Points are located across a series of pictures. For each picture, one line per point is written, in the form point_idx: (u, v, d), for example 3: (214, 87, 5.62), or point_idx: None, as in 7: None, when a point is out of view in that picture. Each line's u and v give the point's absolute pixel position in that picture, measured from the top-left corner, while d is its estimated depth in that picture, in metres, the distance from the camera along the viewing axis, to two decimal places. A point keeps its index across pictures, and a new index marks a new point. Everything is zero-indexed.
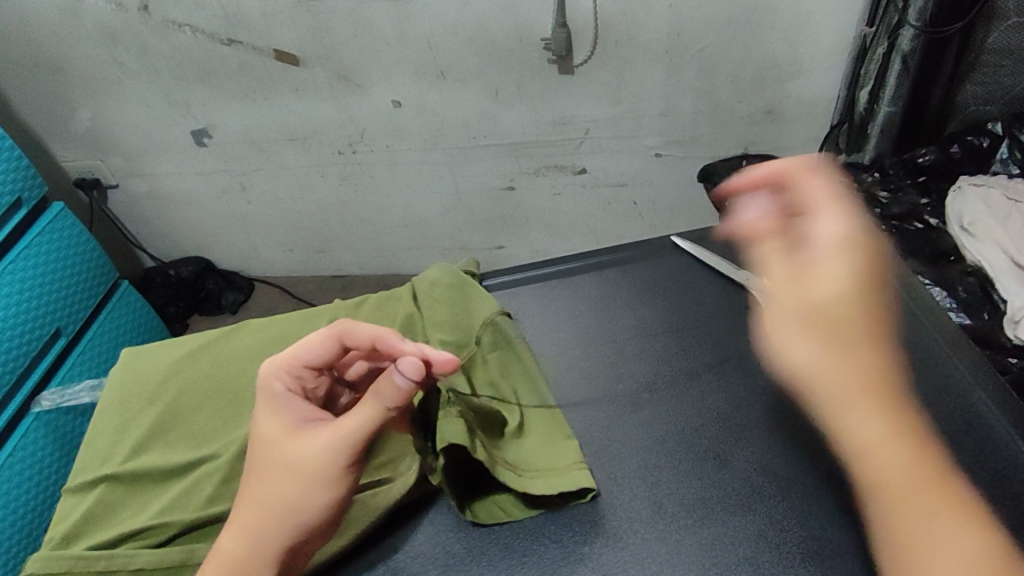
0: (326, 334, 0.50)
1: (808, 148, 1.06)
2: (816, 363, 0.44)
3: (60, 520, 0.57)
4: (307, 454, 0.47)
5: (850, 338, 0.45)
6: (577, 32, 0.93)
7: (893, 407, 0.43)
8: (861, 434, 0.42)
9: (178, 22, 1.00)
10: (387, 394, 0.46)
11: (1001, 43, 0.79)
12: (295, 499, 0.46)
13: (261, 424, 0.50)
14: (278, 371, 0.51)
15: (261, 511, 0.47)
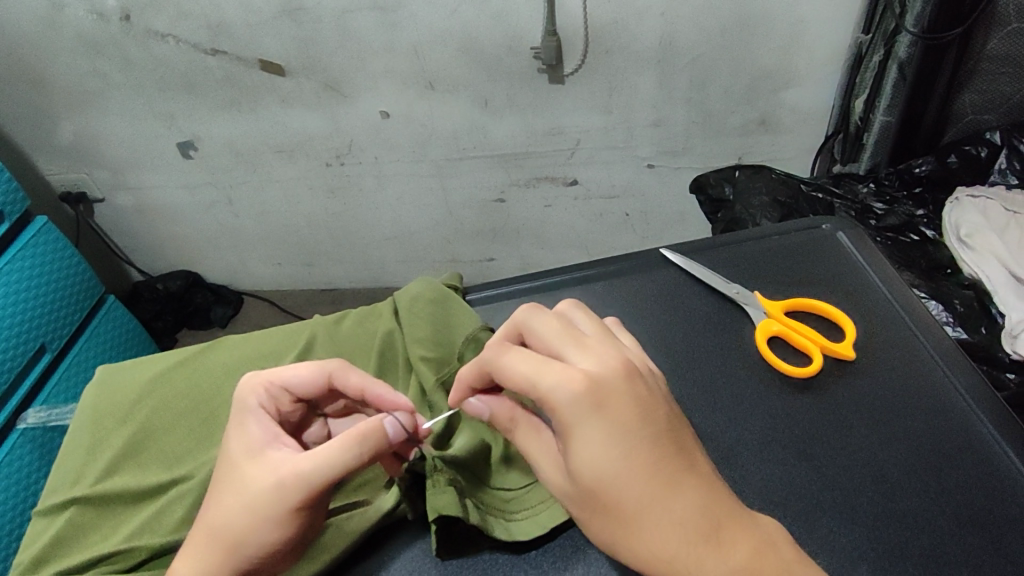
0: (316, 368, 0.49)
1: (802, 158, 1.04)
2: (643, 512, 0.38)
3: (29, 544, 0.55)
4: (263, 483, 0.45)
5: (666, 473, 0.38)
6: (567, 41, 0.91)
7: (733, 548, 0.38)
8: None
9: (162, 32, 0.98)
10: (363, 439, 0.44)
11: (1001, 50, 0.77)
12: (243, 530, 0.44)
13: (229, 441, 0.48)
14: (257, 387, 0.49)
15: (210, 536, 0.45)
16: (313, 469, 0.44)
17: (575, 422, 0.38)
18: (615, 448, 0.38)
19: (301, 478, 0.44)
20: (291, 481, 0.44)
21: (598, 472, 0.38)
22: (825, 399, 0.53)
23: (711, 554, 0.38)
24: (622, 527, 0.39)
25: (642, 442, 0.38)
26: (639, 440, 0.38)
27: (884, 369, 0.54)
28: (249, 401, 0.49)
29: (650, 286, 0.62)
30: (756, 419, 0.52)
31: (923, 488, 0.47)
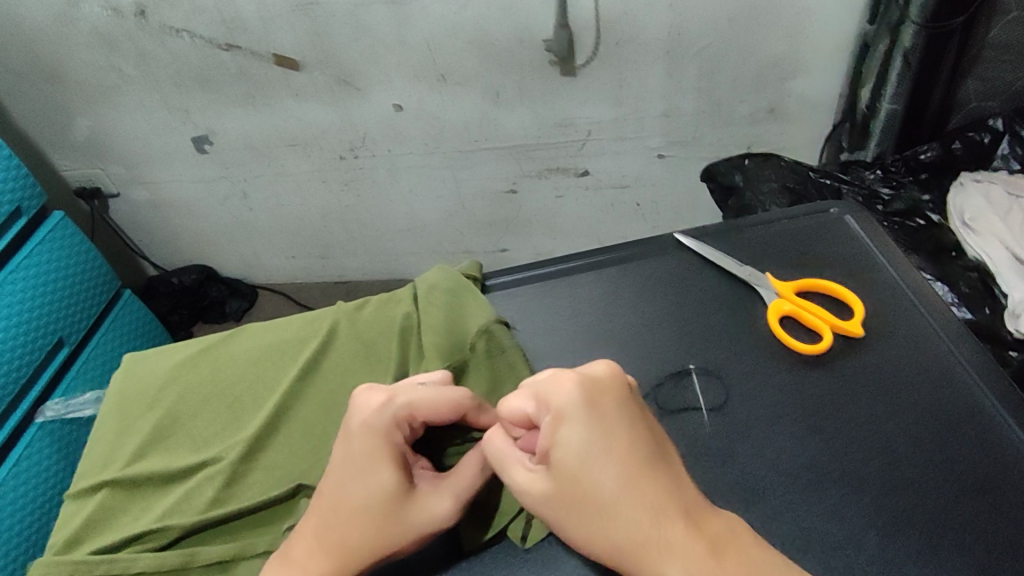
0: (454, 410, 0.49)
1: (809, 147, 1.06)
2: (585, 461, 0.43)
3: (63, 524, 0.57)
4: (426, 508, 0.47)
5: (641, 467, 0.43)
6: (577, 33, 0.93)
7: (694, 540, 0.41)
8: None
9: (177, 28, 1.00)
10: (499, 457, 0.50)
11: (1002, 37, 0.79)
12: (405, 547, 0.47)
13: (376, 473, 0.47)
14: (397, 427, 0.48)
15: (366, 553, 0.46)
16: (467, 493, 0.49)
17: (568, 415, 0.43)
18: (594, 449, 0.43)
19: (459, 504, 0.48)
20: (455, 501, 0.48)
21: (573, 470, 0.43)
22: (834, 376, 0.54)
23: (681, 542, 0.41)
24: (601, 517, 0.42)
25: (622, 437, 0.43)
26: (618, 435, 0.43)
27: (889, 347, 0.56)
28: (393, 437, 0.48)
29: (663, 270, 0.64)
30: (767, 395, 0.54)
31: (929, 460, 0.49)
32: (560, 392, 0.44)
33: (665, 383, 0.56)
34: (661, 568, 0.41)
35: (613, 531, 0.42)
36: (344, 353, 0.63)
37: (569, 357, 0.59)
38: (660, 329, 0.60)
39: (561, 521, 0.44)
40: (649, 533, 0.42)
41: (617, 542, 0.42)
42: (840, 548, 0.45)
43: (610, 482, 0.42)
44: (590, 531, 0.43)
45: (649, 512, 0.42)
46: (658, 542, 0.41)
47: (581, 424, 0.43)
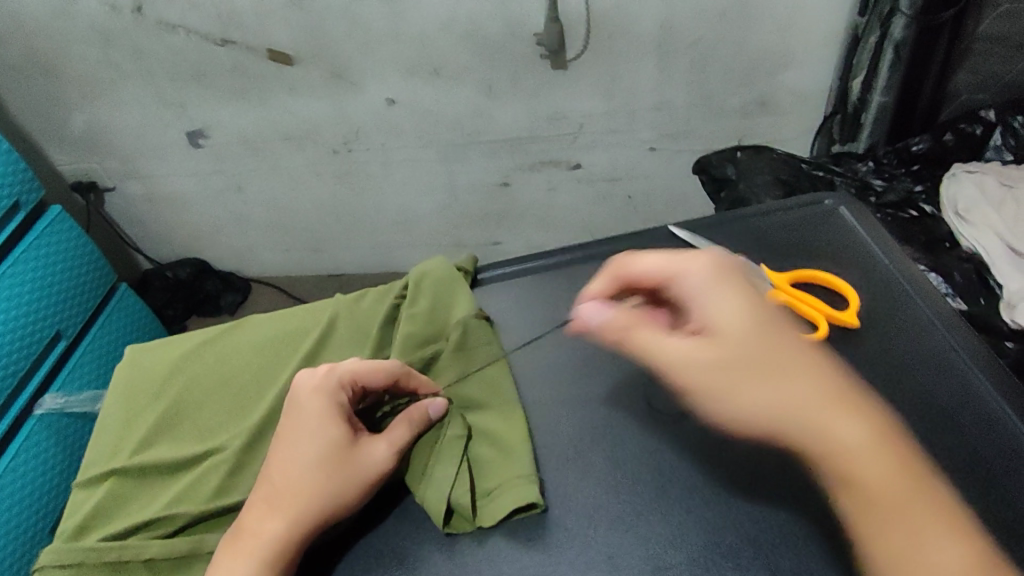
0: (390, 370, 0.54)
1: (801, 140, 1.06)
2: (739, 323, 0.46)
3: (71, 513, 0.58)
4: (362, 458, 0.50)
5: (786, 342, 0.46)
6: (571, 27, 0.93)
7: (860, 412, 0.43)
8: (849, 439, 0.42)
9: (172, 23, 1.00)
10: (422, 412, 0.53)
11: (992, 30, 0.80)
12: (344, 498, 0.49)
13: (318, 428, 0.51)
14: (340, 390, 0.53)
15: (306, 502, 0.48)
16: (401, 445, 0.52)
17: (722, 289, 0.48)
18: (745, 325, 0.46)
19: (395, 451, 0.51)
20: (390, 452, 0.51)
21: (733, 327, 0.46)
22: None
23: (847, 407, 0.43)
24: (752, 375, 0.44)
25: (762, 314, 0.47)
26: (765, 312, 0.47)
27: (884, 336, 0.56)
28: (337, 401, 0.52)
29: None
30: None
31: (927, 444, 0.50)
32: (696, 267, 0.49)
33: None
34: (836, 429, 0.42)
35: (775, 394, 0.43)
36: (344, 342, 0.63)
37: (568, 348, 0.60)
38: None
39: (718, 382, 0.45)
40: (804, 394, 0.43)
41: (760, 400, 0.44)
42: (843, 532, 0.46)
43: (738, 331, 0.46)
44: (747, 391, 0.44)
45: (795, 383, 0.44)
46: (821, 405, 0.43)
47: (734, 298, 0.47)
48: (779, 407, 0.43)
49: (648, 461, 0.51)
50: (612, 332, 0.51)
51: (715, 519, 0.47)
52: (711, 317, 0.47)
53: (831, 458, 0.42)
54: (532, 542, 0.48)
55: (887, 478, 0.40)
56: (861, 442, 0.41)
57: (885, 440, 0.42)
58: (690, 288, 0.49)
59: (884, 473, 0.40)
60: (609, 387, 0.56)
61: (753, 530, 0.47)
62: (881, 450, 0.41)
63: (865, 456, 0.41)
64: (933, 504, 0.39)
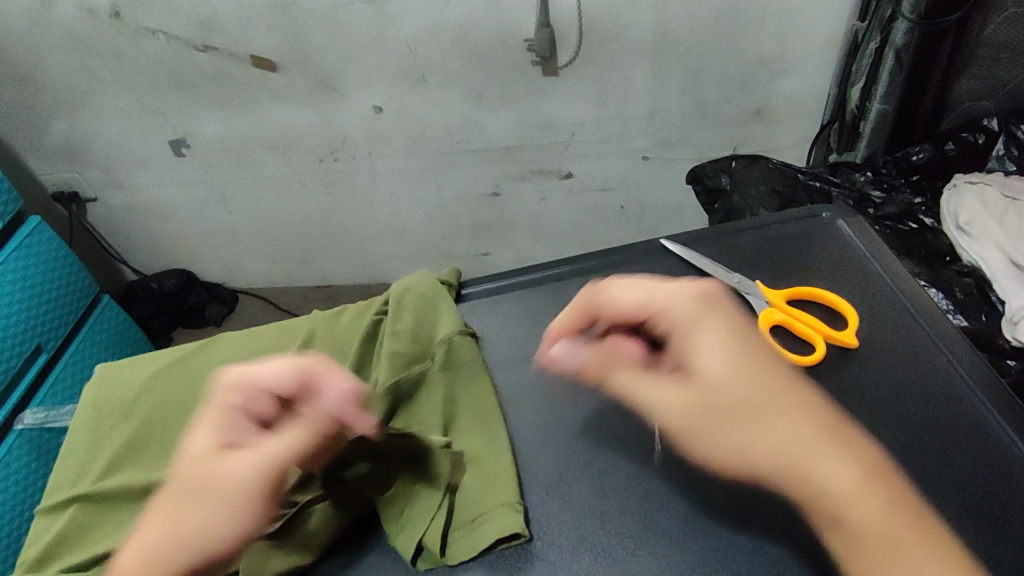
0: (294, 362, 0.48)
1: (797, 149, 1.04)
2: (726, 367, 0.46)
3: (32, 543, 0.55)
4: (226, 473, 0.44)
5: (773, 382, 0.46)
6: (561, 32, 0.91)
7: (850, 444, 0.43)
8: (838, 481, 0.41)
9: (152, 28, 0.97)
10: (326, 421, 0.47)
11: (998, 35, 0.77)
12: (211, 521, 0.44)
13: (193, 438, 0.47)
14: (238, 387, 0.48)
15: (173, 533, 0.44)
16: (270, 453, 0.45)
17: (699, 326, 0.48)
18: (732, 381, 0.45)
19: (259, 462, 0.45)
20: (261, 463, 0.45)
21: (716, 367, 0.46)
22: (830, 386, 0.52)
23: (832, 444, 0.43)
24: (735, 420, 0.44)
25: (747, 350, 0.47)
26: (750, 350, 0.47)
27: (884, 356, 0.54)
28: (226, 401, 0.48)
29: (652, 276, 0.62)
30: None
31: (929, 474, 0.47)
32: (681, 302, 0.49)
33: None
34: (823, 467, 0.42)
35: (763, 438, 0.43)
36: (319, 362, 0.60)
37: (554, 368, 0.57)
38: None
39: (695, 427, 0.45)
40: (796, 434, 0.43)
41: (742, 448, 0.44)
42: None
43: (719, 366, 0.46)
44: (726, 438, 0.44)
45: (785, 422, 0.44)
46: (813, 443, 0.43)
47: (717, 337, 0.47)
48: (781, 448, 0.42)
49: (636, 489, 0.48)
50: (590, 374, 0.49)
51: (705, 553, 0.45)
52: (701, 361, 0.46)
53: (826, 506, 0.42)
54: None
55: (890, 534, 0.40)
56: (855, 483, 0.41)
57: (887, 484, 0.42)
58: (675, 324, 0.48)
59: (885, 526, 0.40)
60: (595, 408, 0.53)
61: (745, 566, 0.44)
62: (874, 500, 0.41)
63: (857, 499, 0.41)
64: (944, 547, 0.40)
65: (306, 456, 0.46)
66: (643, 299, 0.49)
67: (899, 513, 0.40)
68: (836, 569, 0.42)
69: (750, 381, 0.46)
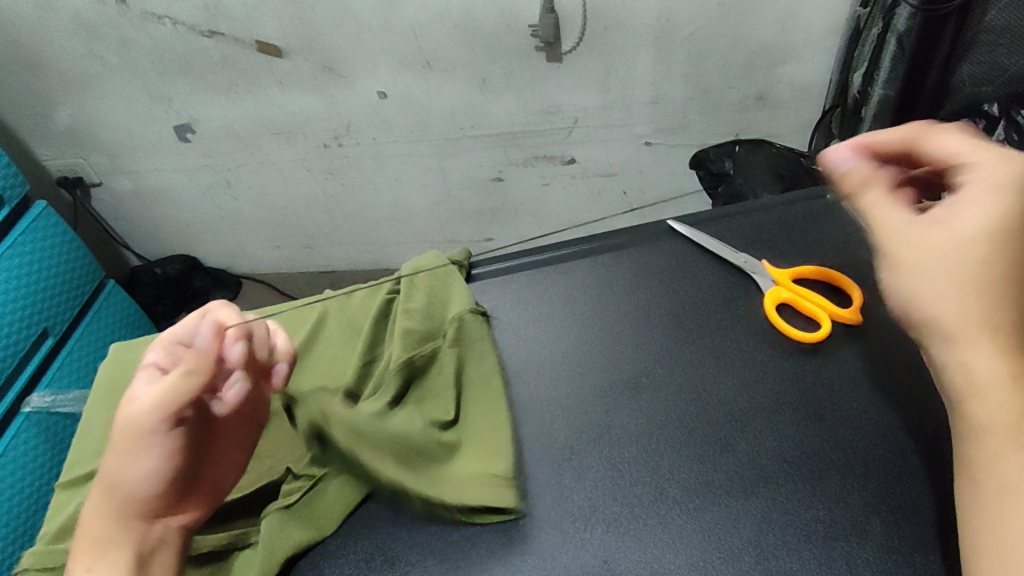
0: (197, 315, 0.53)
1: (799, 134, 1.05)
2: (977, 230, 0.39)
3: (53, 516, 0.56)
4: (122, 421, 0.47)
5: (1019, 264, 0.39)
6: (565, 18, 0.92)
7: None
8: (982, 369, 0.38)
9: (157, 14, 0.98)
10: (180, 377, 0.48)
11: (1000, 20, 0.76)
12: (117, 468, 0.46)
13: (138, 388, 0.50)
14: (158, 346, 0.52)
15: (104, 477, 0.47)
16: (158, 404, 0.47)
17: (989, 190, 0.40)
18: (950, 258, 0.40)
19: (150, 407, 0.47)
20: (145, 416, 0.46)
21: (971, 225, 0.40)
22: (836, 363, 0.54)
23: (1006, 342, 0.38)
24: (936, 268, 0.40)
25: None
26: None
27: (891, 333, 0.55)
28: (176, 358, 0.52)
29: (660, 256, 0.63)
30: (767, 382, 0.53)
31: (935, 446, 0.48)
32: (1000, 164, 0.41)
33: (662, 371, 0.55)
34: (971, 352, 0.38)
35: (956, 293, 0.39)
36: (332, 340, 0.61)
37: (565, 346, 0.58)
38: (657, 317, 0.58)
39: (906, 260, 0.41)
40: (972, 310, 0.38)
41: (926, 293, 0.40)
42: (846, 534, 0.44)
43: (973, 223, 0.40)
44: (916, 278, 0.40)
45: (988, 300, 0.38)
46: (985, 327, 0.38)
47: (998, 204, 0.39)
48: (941, 309, 0.39)
49: (647, 462, 0.49)
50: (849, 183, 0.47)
51: (716, 522, 0.46)
52: (962, 211, 0.40)
53: (964, 385, 0.39)
54: (527, 545, 0.46)
55: (1007, 428, 0.37)
56: (998, 376, 0.37)
57: None
58: (970, 179, 0.41)
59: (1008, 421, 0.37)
60: (607, 385, 0.54)
61: (754, 535, 0.45)
62: (1004, 394, 0.37)
63: (997, 391, 0.37)
64: None
65: (187, 394, 0.47)
66: (969, 150, 0.43)
67: (1008, 452, 0.37)
68: (843, 535, 0.44)
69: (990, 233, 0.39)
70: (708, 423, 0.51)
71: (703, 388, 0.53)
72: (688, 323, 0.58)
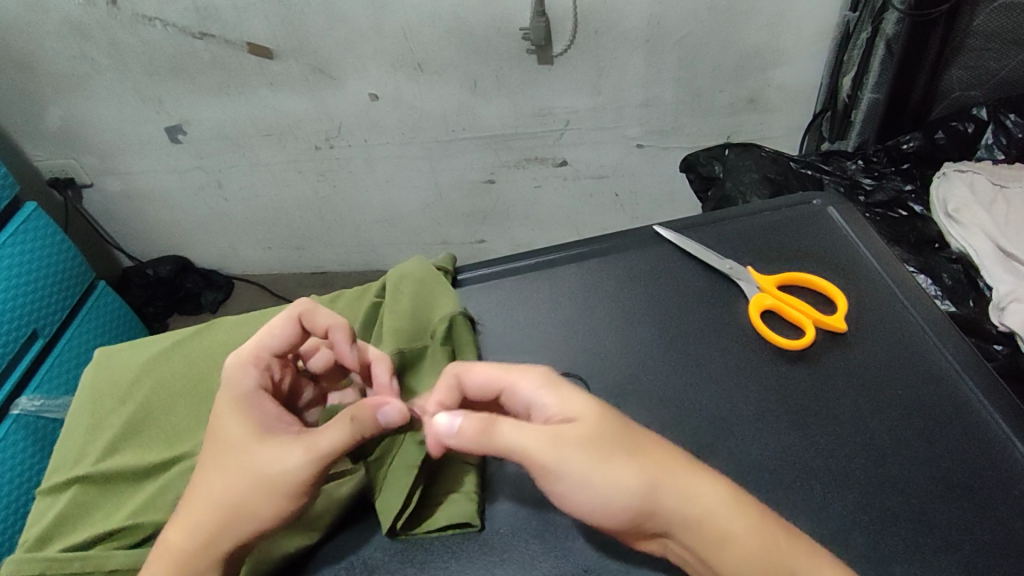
0: (286, 317, 0.53)
1: (790, 137, 1.05)
2: (597, 459, 0.42)
3: (32, 523, 0.54)
4: (269, 462, 0.45)
5: (638, 445, 0.43)
6: (556, 21, 0.91)
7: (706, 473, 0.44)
8: (701, 506, 0.42)
9: (148, 16, 0.98)
10: (367, 419, 0.44)
11: (987, 25, 0.78)
12: (250, 504, 0.44)
13: (223, 422, 0.47)
14: (247, 365, 0.50)
15: (220, 511, 0.45)
16: (322, 448, 0.44)
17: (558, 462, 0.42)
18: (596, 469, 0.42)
19: (313, 456, 0.44)
20: (307, 459, 0.44)
21: (584, 425, 0.43)
22: (820, 370, 0.53)
23: (685, 467, 0.43)
24: (604, 461, 0.42)
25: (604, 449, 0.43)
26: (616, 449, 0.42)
27: (876, 340, 0.55)
28: (244, 383, 0.50)
29: (642, 262, 0.63)
30: (750, 390, 0.53)
31: (915, 454, 0.48)
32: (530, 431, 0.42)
33: (645, 379, 0.54)
34: (663, 508, 0.41)
35: (631, 472, 0.42)
36: None
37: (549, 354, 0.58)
38: (642, 322, 0.58)
39: (564, 463, 0.42)
40: (636, 491, 0.41)
41: (600, 490, 0.42)
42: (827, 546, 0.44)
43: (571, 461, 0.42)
44: (583, 491, 0.42)
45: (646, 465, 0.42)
46: (671, 480, 0.42)
47: (580, 455, 0.42)
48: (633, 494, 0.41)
49: None
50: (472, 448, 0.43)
51: None
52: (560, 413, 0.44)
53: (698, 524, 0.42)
54: (506, 556, 0.46)
55: (751, 538, 0.41)
56: (716, 504, 0.42)
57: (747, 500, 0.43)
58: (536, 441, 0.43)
59: (744, 531, 0.41)
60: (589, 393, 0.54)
61: None
62: (735, 509, 0.42)
63: (722, 513, 0.42)
64: (779, 536, 0.42)
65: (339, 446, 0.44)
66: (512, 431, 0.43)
67: (737, 531, 0.41)
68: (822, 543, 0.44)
69: (629, 427, 0.44)
70: (690, 431, 0.51)
71: (685, 396, 0.53)
72: (673, 329, 0.57)
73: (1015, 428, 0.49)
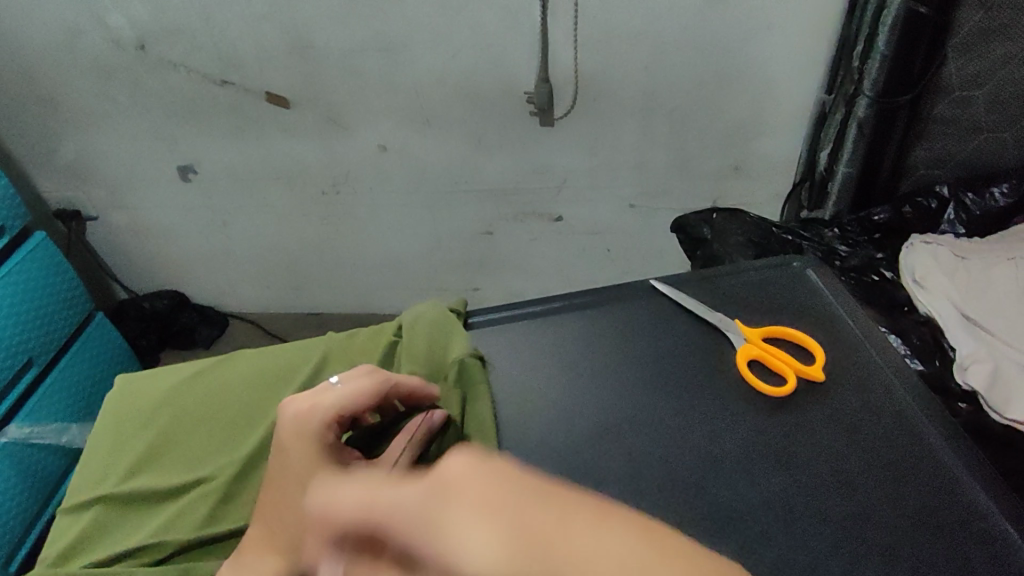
0: (372, 388, 0.52)
1: (771, 204, 1.12)
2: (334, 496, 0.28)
3: (55, 538, 0.57)
4: (363, 489, 0.49)
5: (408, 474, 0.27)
6: (559, 87, 0.99)
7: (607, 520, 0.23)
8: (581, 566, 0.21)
9: (174, 62, 1.03)
10: (427, 427, 0.54)
11: (946, 112, 0.87)
12: None
13: (314, 468, 0.47)
14: (329, 423, 0.50)
15: (308, 542, 0.46)
16: (404, 466, 0.51)
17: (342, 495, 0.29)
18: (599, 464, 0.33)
19: (397, 473, 0.51)
20: (394, 474, 0.50)
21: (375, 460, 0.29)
22: (799, 415, 0.59)
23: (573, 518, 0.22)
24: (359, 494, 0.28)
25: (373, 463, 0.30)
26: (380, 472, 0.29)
27: (850, 389, 0.60)
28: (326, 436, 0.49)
29: (639, 313, 0.68)
30: (739, 432, 0.58)
31: (884, 493, 0.53)
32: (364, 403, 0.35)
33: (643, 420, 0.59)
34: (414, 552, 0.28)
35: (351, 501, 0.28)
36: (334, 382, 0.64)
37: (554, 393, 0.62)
38: (640, 368, 0.63)
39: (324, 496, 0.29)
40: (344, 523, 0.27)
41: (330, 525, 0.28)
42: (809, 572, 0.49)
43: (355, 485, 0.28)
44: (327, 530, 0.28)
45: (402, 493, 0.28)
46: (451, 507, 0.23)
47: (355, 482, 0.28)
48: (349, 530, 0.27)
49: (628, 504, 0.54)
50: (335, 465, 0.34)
51: None
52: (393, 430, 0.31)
53: None
54: None
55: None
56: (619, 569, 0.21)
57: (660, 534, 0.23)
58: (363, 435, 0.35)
59: None
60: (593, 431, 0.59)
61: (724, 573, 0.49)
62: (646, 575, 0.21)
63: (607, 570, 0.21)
64: None
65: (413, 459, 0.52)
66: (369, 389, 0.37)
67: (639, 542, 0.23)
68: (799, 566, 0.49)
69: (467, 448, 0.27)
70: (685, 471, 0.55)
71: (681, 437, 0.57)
72: (668, 375, 0.62)
73: (974, 471, 0.54)
